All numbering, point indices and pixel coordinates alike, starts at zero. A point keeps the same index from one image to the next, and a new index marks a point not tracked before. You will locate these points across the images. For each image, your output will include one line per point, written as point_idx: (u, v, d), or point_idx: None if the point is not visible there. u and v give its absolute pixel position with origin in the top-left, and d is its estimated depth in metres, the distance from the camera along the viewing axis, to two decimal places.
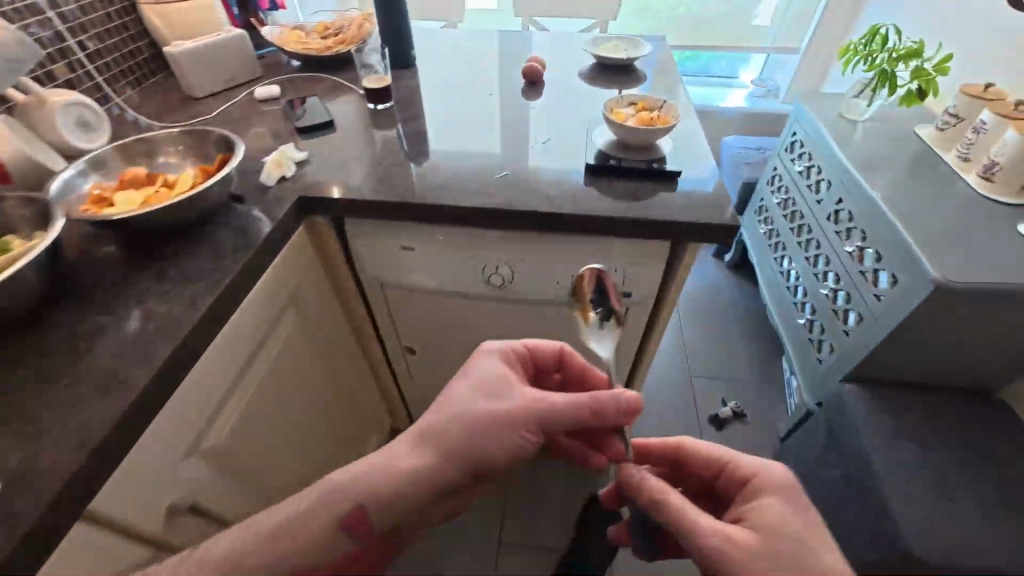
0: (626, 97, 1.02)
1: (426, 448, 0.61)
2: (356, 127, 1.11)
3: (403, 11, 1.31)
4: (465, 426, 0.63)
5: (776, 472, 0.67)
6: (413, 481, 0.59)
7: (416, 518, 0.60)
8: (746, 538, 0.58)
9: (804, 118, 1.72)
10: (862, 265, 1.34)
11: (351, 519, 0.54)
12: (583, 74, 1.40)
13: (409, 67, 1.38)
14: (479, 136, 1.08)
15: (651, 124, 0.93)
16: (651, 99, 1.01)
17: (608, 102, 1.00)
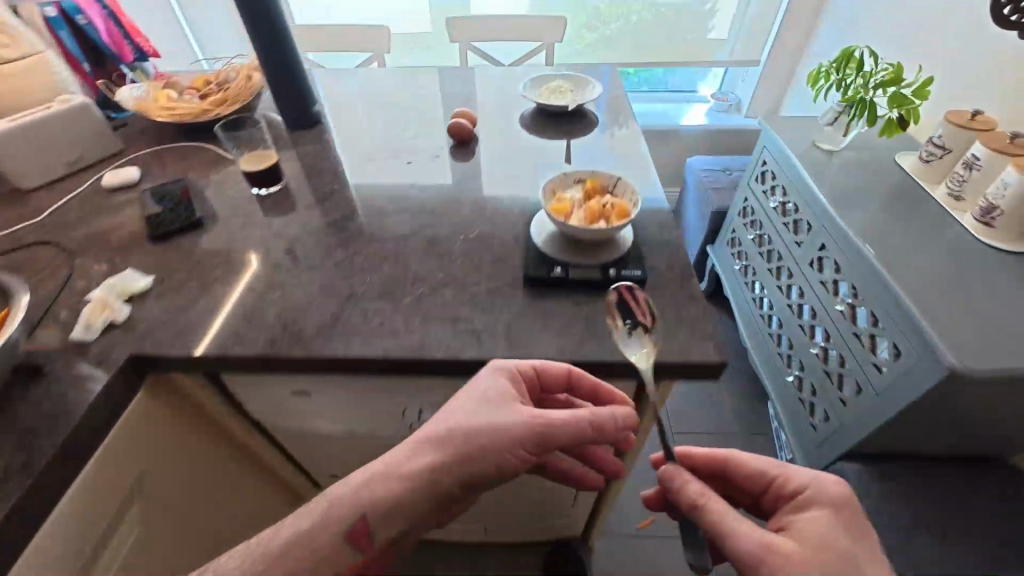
0: (570, 174, 0.79)
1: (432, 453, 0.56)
2: (233, 222, 0.87)
3: (295, 61, 1.06)
4: (471, 442, 0.56)
5: (836, 484, 0.60)
6: (419, 485, 0.55)
7: (419, 518, 0.58)
8: (801, 549, 0.53)
9: (775, 148, 1.54)
10: (856, 325, 1.18)
11: (359, 529, 0.54)
12: (524, 122, 1.18)
13: (313, 126, 1.14)
14: (391, 228, 0.85)
15: (599, 223, 0.71)
16: (602, 174, 0.79)
17: (547, 185, 0.78)
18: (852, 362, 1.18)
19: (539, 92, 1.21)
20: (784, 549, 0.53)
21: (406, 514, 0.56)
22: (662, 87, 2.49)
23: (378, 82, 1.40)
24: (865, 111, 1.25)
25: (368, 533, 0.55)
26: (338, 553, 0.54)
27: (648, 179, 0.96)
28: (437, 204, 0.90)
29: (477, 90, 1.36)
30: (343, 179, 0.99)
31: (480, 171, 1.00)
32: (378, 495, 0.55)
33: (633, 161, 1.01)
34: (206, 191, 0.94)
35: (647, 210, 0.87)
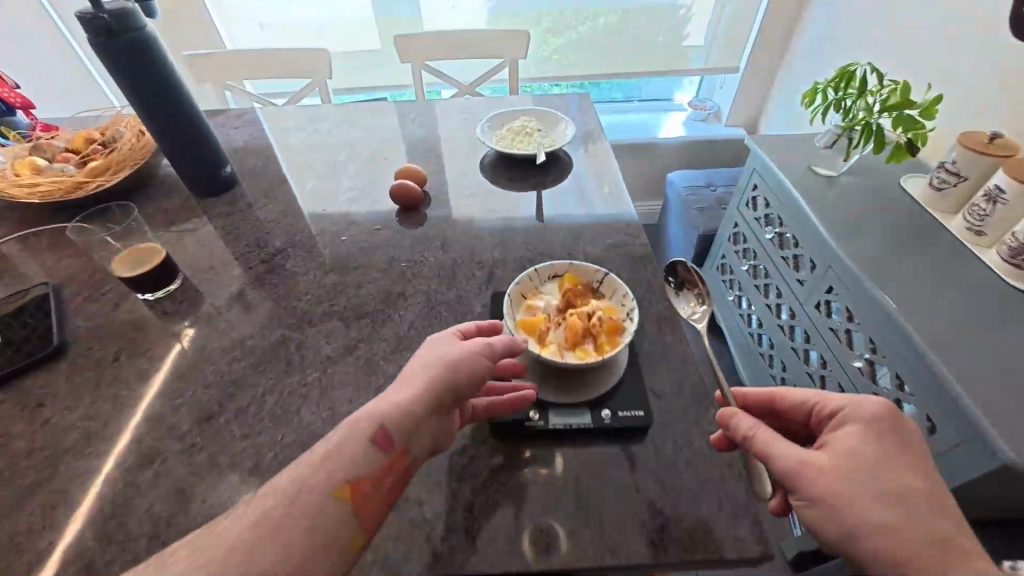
0: (543, 271, 0.64)
1: (411, 379, 0.49)
2: (104, 345, 0.66)
3: (193, 116, 0.85)
4: (447, 356, 0.51)
5: (881, 401, 0.46)
6: (421, 394, 0.48)
7: (427, 448, 0.48)
8: (848, 472, 0.42)
9: (768, 173, 1.38)
10: (877, 384, 1.04)
11: (380, 433, 0.45)
12: (485, 165, 0.98)
13: (227, 192, 0.93)
14: (312, 340, 0.65)
15: (587, 348, 0.57)
16: (584, 269, 0.64)
17: (515, 288, 0.63)
18: None
19: (501, 132, 1.03)
20: (833, 473, 0.42)
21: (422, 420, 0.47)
22: (635, 97, 2.36)
23: (312, 119, 1.17)
24: (870, 136, 1.11)
25: (390, 439, 0.45)
26: (364, 459, 0.44)
27: (640, 243, 0.78)
28: (377, 298, 0.70)
29: (430, 124, 1.15)
30: (256, 261, 0.77)
31: (430, 242, 0.79)
32: (391, 407, 0.46)
33: (619, 217, 0.83)
34: (75, 295, 0.73)
35: (642, 295, 0.69)
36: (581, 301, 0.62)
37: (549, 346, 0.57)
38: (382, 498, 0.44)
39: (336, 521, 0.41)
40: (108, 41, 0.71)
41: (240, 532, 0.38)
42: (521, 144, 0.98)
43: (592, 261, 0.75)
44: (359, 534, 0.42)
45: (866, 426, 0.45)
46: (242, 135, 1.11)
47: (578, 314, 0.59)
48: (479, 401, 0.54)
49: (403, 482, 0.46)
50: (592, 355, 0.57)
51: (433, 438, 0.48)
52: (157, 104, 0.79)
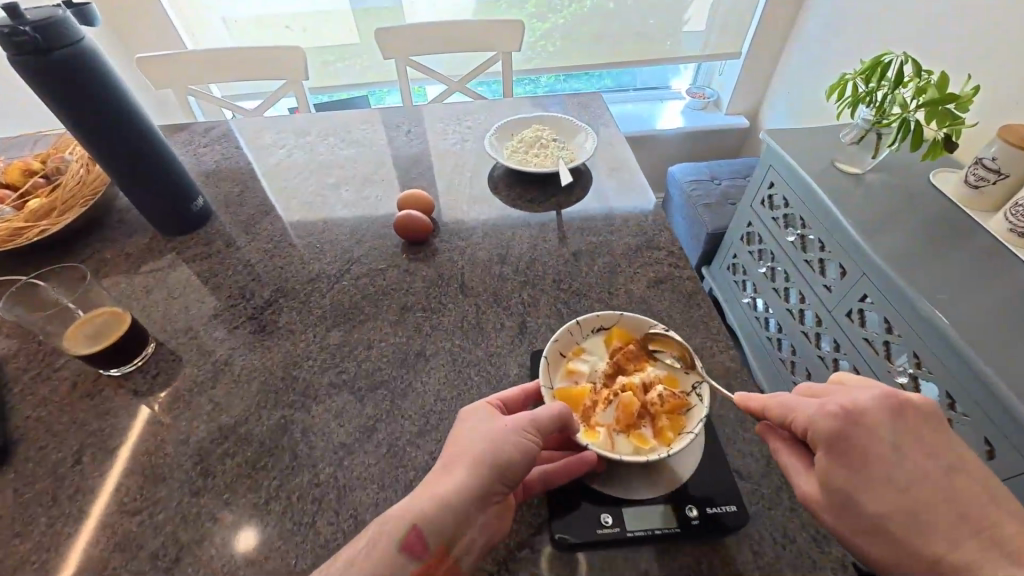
0: (586, 323, 0.54)
1: (449, 474, 0.41)
2: (61, 442, 0.53)
3: (154, 143, 0.71)
4: (487, 438, 0.43)
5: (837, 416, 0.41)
6: (467, 486, 0.40)
7: (478, 545, 0.41)
8: (836, 509, 0.41)
9: (786, 172, 1.30)
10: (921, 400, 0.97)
11: (413, 534, 0.38)
12: (497, 182, 0.87)
13: (198, 227, 0.80)
14: (320, 424, 0.54)
15: (644, 433, 0.47)
16: (636, 321, 0.54)
17: (553, 346, 0.52)
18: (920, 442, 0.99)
19: (513, 142, 0.91)
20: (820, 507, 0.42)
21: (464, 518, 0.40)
22: (631, 85, 2.25)
23: (294, 132, 1.04)
24: (905, 131, 1.03)
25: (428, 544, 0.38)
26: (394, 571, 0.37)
27: (688, 276, 0.68)
28: (392, 362, 0.59)
29: (427, 133, 1.02)
30: (242, 318, 0.65)
31: (447, 285, 0.68)
32: (427, 507, 0.39)
33: (658, 243, 0.73)
34: (19, 376, 0.60)
35: (699, 343, 0.60)
36: (632, 365, 0.52)
37: (598, 430, 0.47)
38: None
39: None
40: (37, 62, 0.57)
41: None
42: (537, 156, 0.87)
43: (637, 302, 0.65)
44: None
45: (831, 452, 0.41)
46: (211, 155, 0.97)
47: (633, 388, 0.48)
48: (536, 471, 0.47)
49: None
50: (651, 443, 0.46)
51: (483, 528, 0.42)
52: (107, 133, 0.66)
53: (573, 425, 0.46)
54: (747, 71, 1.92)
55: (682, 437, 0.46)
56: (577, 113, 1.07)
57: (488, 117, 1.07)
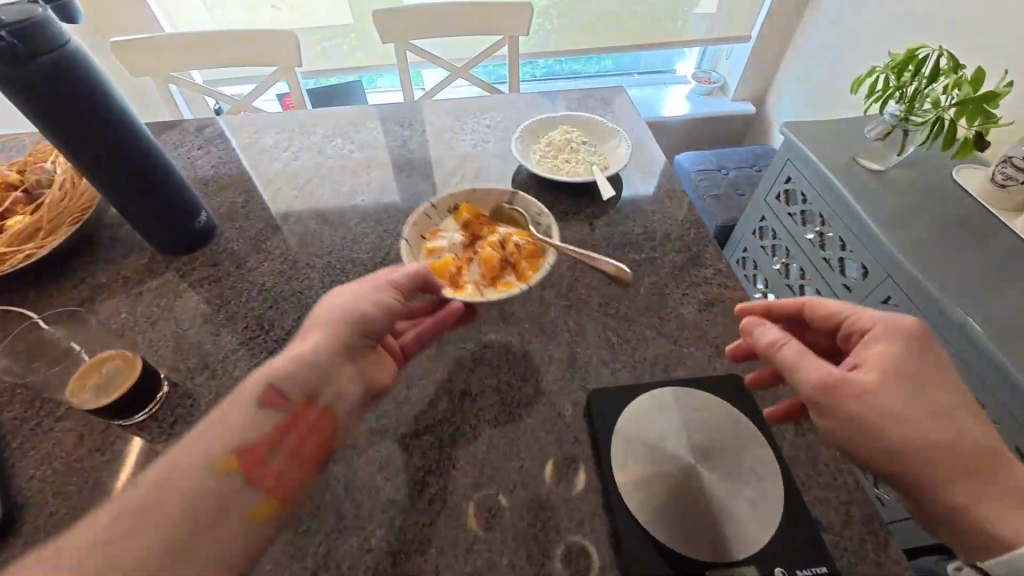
0: (440, 205, 0.66)
1: (313, 336, 0.48)
2: (74, 507, 0.48)
3: (154, 156, 0.64)
4: (350, 302, 0.50)
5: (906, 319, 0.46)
6: (325, 344, 0.47)
7: (351, 397, 0.48)
8: (886, 385, 0.43)
9: (806, 166, 1.25)
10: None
11: (271, 391, 0.43)
12: (524, 188, 0.81)
13: (202, 243, 0.73)
14: (366, 479, 0.49)
15: (506, 280, 0.60)
16: (488, 196, 0.68)
17: (413, 230, 0.64)
18: None
19: (540, 145, 0.86)
20: (873, 384, 0.43)
21: (329, 365, 0.47)
22: (634, 69, 2.18)
23: (296, 132, 0.95)
24: (936, 127, 0.98)
25: (291, 395, 0.44)
26: (256, 420, 0.42)
27: (740, 297, 0.64)
28: (437, 404, 0.55)
29: (441, 133, 0.95)
30: (262, 354, 0.60)
31: (485, 312, 0.63)
32: (282, 368, 0.45)
33: (704, 260, 0.69)
34: (17, 427, 0.53)
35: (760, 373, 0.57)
36: (484, 231, 0.65)
37: (467, 286, 0.59)
38: (291, 457, 0.43)
39: (246, 533, 0.38)
40: (19, 68, 0.49)
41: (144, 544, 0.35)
42: (567, 161, 0.82)
43: (691, 327, 0.61)
44: (275, 491, 0.41)
45: (903, 343, 0.44)
46: (207, 159, 0.89)
47: (490, 246, 0.61)
48: (408, 335, 0.58)
49: (325, 430, 0.45)
50: (514, 285, 0.59)
51: (351, 382, 0.48)
52: (101, 146, 0.58)
53: (428, 286, 0.56)
54: (756, 55, 1.86)
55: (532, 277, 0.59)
56: (602, 111, 1.01)
57: (506, 113, 1.00)
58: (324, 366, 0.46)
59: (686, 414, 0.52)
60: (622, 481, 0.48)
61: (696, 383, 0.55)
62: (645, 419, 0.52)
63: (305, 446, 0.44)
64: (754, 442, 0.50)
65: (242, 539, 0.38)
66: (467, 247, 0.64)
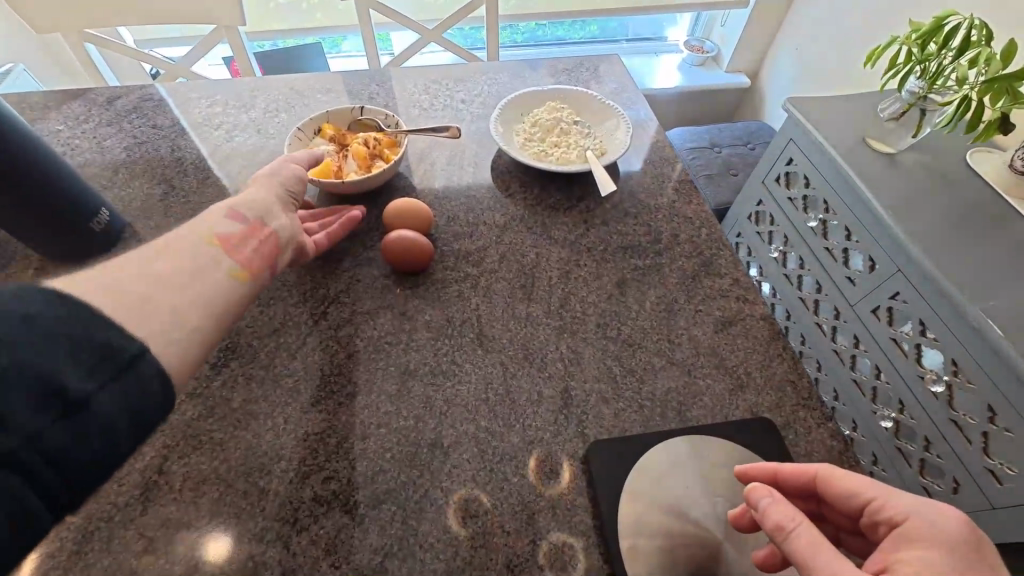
0: (305, 128, 0.66)
1: (251, 185, 0.49)
2: None
3: (16, 140, 0.49)
4: (275, 172, 0.52)
5: (959, 513, 0.33)
6: (269, 188, 0.50)
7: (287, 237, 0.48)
8: None
9: (809, 145, 1.10)
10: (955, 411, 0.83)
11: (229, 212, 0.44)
12: (504, 178, 0.69)
13: (105, 248, 0.59)
14: (306, 569, 0.39)
15: (377, 166, 0.64)
16: (341, 112, 0.69)
17: (290, 150, 0.64)
18: (945, 452, 0.85)
19: (523, 126, 0.73)
20: None
21: (272, 206, 0.48)
22: (622, 36, 2.02)
23: (231, 105, 0.80)
24: (960, 106, 0.86)
25: (246, 214, 0.45)
26: (220, 223, 0.43)
27: (761, 314, 0.54)
28: (394, 463, 0.44)
29: (406, 108, 0.80)
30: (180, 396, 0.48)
31: (458, 336, 0.52)
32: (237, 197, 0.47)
33: (718, 267, 0.59)
34: None
35: (790, 410, 0.48)
36: (351, 138, 0.67)
37: (349, 177, 0.63)
38: (259, 255, 0.43)
39: (230, 288, 0.39)
40: None
41: (168, 270, 0.37)
42: (556, 146, 0.70)
43: (706, 352, 0.51)
44: (246, 269, 0.41)
45: (954, 553, 0.32)
46: (119, 139, 0.73)
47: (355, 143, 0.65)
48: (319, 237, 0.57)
49: (274, 249, 0.46)
50: (386, 168, 0.64)
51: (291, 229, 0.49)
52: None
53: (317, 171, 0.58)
54: (753, 22, 1.71)
55: (398, 160, 0.64)
56: (593, 84, 0.87)
57: (483, 85, 0.85)
58: (268, 206, 0.48)
59: (704, 470, 0.43)
60: (629, 558, 0.39)
61: (714, 427, 0.46)
62: (659, 476, 0.43)
63: (266, 251, 0.45)
64: None
65: (228, 291, 0.39)
66: (340, 152, 0.66)
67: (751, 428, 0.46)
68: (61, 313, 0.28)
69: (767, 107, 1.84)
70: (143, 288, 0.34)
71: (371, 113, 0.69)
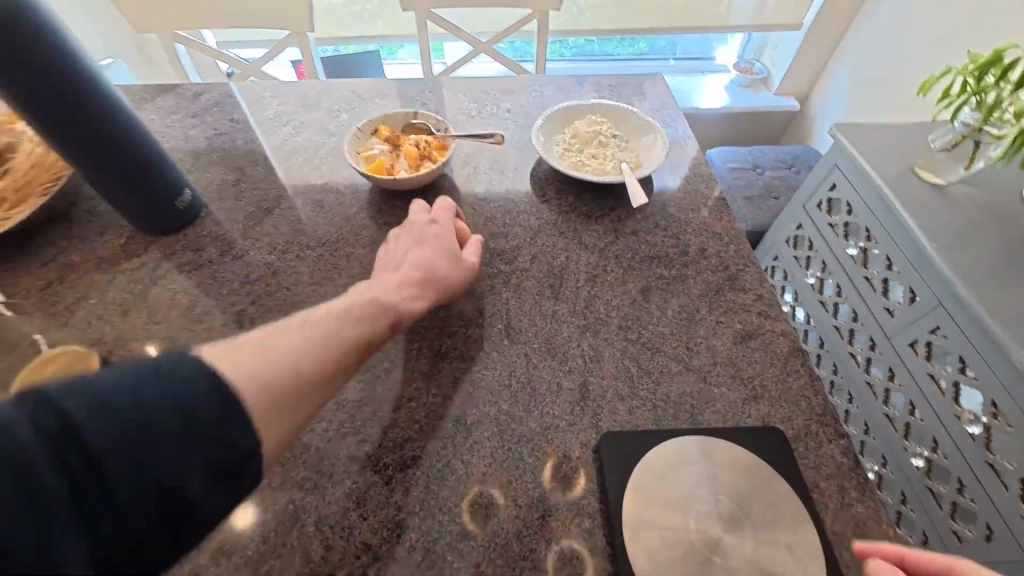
0: (364, 128, 0.73)
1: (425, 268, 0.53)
2: None
3: (130, 121, 0.57)
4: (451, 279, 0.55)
5: None
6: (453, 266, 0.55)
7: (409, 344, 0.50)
8: None
9: (854, 170, 1.08)
10: (992, 453, 0.80)
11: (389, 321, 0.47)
12: (542, 185, 0.73)
13: (185, 224, 0.67)
14: (337, 517, 0.43)
15: (426, 166, 0.70)
16: (398, 114, 0.75)
17: (350, 147, 0.71)
18: (979, 494, 0.82)
19: (564, 137, 0.77)
20: None
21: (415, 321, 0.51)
22: (670, 55, 2.05)
23: (300, 104, 0.88)
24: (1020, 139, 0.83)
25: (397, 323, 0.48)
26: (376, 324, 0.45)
27: (783, 331, 0.56)
28: (423, 436, 0.48)
29: (455, 115, 0.86)
30: None
31: (488, 326, 0.56)
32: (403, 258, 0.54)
33: (743, 282, 0.61)
34: None
35: (802, 424, 0.49)
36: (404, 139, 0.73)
37: (399, 174, 0.69)
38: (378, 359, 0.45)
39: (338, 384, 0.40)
40: None
41: (306, 338, 0.39)
42: (593, 158, 0.74)
43: (723, 362, 0.53)
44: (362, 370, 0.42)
45: None
46: (201, 129, 0.82)
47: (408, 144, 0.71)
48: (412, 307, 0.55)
49: None
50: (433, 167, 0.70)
51: None
52: (43, 100, 0.49)
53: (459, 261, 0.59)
54: (805, 47, 1.69)
55: (445, 162, 0.70)
56: (635, 100, 0.90)
57: (528, 97, 0.90)
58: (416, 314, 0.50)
59: (712, 471, 0.45)
60: (631, 541, 0.41)
61: (723, 432, 0.48)
62: (668, 470, 0.45)
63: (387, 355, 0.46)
64: (796, 517, 0.42)
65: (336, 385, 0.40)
66: (393, 151, 0.72)
67: (762, 435, 0.48)
68: (212, 412, 0.29)
69: (814, 131, 1.81)
70: (274, 359, 0.35)
71: (423, 117, 0.75)
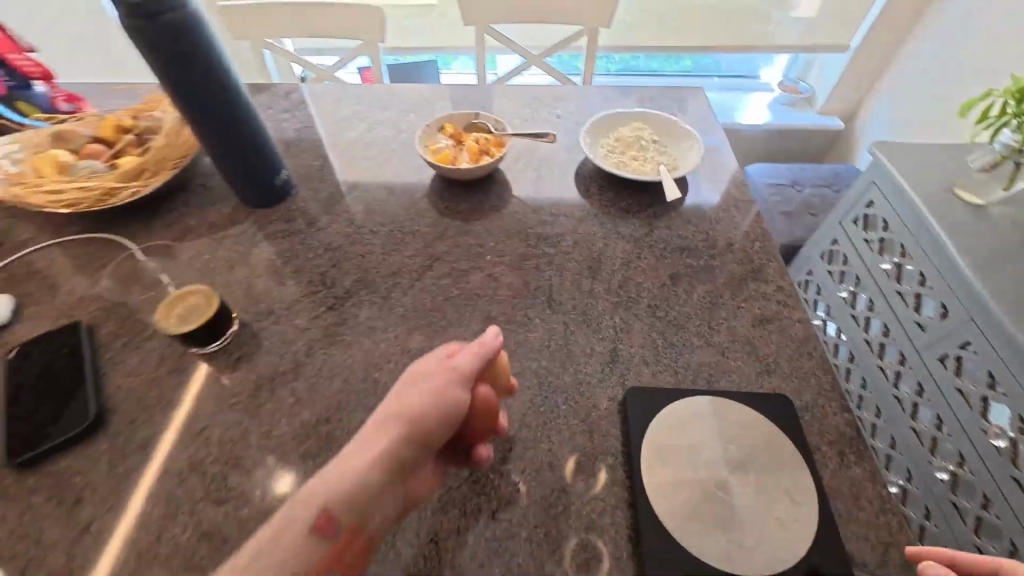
0: (433, 125, 0.83)
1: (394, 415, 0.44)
2: (152, 419, 0.54)
3: (250, 111, 0.69)
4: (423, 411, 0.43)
5: None
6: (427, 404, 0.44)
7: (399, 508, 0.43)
8: None
9: (891, 187, 1.10)
10: (1018, 469, 0.81)
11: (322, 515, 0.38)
12: (586, 182, 0.81)
13: (280, 199, 0.79)
14: None
15: (485, 160, 0.79)
16: (462, 115, 0.85)
17: (420, 141, 0.82)
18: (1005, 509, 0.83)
19: (609, 140, 0.85)
20: None
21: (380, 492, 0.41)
22: (715, 72, 2.10)
23: (375, 105, 1.00)
24: None
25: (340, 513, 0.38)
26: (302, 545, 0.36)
27: (799, 318, 0.62)
28: None
29: (510, 118, 0.96)
30: (322, 308, 0.65)
31: (533, 297, 0.64)
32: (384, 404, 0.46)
33: (766, 274, 0.67)
34: (112, 341, 0.62)
35: (811, 397, 0.55)
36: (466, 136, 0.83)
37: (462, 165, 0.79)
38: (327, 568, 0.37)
39: None
40: (137, 13, 0.54)
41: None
42: (635, 160, 0.81)
43: (741, 341, 0.60)
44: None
45: None
46: (292, 122, 0.95)
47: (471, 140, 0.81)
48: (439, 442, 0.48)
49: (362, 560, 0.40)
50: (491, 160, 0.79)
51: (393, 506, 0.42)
52: (189, 90, 0.61)
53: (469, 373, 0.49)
54: (852, 68, 1.71)
55: (502, 157, 0.79)
56: (676, 111, 0.98)
57: (577, 105, 0.99)
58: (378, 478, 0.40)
59: (723, 427, 0.51)
60: (649, 475, 0.49)
61: (737, 396, 0.54)
62: (685, 422, 0.52)
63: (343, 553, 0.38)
64: (796, 469, 0.48)
65: None
66: (457, 146, 0.82)
67: (771, 402, 0.54)
68: None
69: (858, 151, 1.81)
70: None
71: (484, 118, 0.85)
